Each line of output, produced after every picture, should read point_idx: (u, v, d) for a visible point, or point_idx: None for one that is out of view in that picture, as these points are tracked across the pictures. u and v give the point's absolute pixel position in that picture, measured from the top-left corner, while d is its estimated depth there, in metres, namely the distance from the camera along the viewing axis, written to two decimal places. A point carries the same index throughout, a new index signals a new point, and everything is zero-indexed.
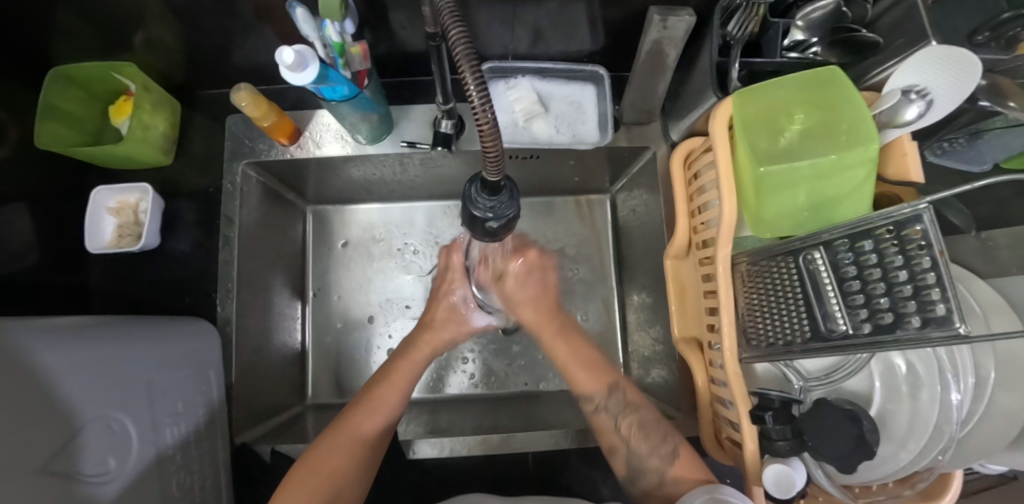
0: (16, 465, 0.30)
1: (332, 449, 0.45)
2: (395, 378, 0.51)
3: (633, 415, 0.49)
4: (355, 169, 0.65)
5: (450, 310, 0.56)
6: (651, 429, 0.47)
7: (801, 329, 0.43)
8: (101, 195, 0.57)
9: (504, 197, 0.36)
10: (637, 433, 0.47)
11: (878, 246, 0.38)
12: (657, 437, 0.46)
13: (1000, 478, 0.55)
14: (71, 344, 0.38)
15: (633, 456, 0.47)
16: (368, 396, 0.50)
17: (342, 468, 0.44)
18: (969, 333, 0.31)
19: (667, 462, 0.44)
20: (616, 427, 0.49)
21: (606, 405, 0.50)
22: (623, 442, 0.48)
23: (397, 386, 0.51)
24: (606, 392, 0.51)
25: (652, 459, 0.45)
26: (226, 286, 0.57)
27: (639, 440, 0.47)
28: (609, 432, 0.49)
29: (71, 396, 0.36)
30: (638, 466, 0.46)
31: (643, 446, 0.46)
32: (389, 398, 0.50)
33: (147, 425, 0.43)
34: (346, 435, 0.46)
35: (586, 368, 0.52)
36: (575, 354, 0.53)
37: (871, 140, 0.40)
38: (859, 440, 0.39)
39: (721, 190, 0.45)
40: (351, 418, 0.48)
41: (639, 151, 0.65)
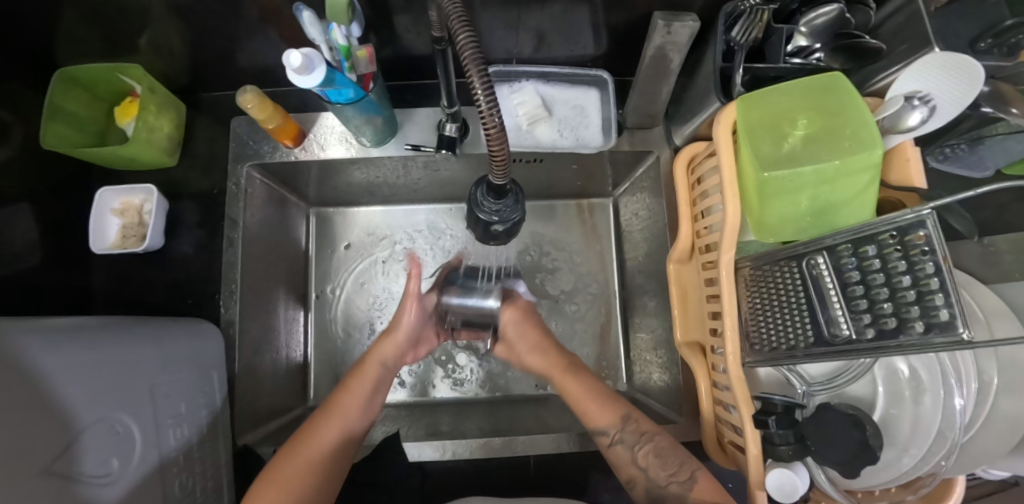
0: (19, 466, 0.30)
1: (293, 452, 0.47)
2: (356, 388, 0.53)
3: (649, 443, 0.50)
4: (359, 172, 0.65)
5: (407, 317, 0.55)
6: (667, 455, 0.49)
7: (804, 334, 0.43)
8: (106, 196, 0.57)
9: (508, 201, 0.36)
10: (656, 461, 0.49)
11: (881, 251, 0.38)
12: (673, 463, 0.48)
13: (1003, 484, 0.55)
14: (72, 345, 0.38)
15: (653, 485, 0.48)
16: (331, 401, 0.52)
17: (299, 469, 0.45)
18: (972, 338, 0.31)
19: (686, 487, 0.46)
20: (633, 457, 0.50)
21: (620, 438, 0.51)
22: (642, 470, 0.49)
23: (353, 394, 0.53)
24: (620, 424, 0.52)
25: (671, 485, 0.47)
26: (230, 287, 0.57)
27: (659, 466, 0.48)
28: (628, 465, 0.50)
29: (71, 398, 0.35)
30: (659, 495, 0.47)
31: (662, 475, 0.48)
32: (348, 404, 0.52)
33: (150, 426, 0.43)
34: (308, 437, 0.48)
35: (598, 404, 0.54)
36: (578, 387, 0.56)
37: (874, 146, 0.39)
38: (861, 445, 0.38)
39: (725, 195, 0.45)
40: (313, 424, 0.50)
41: (642, 154, 0.66)
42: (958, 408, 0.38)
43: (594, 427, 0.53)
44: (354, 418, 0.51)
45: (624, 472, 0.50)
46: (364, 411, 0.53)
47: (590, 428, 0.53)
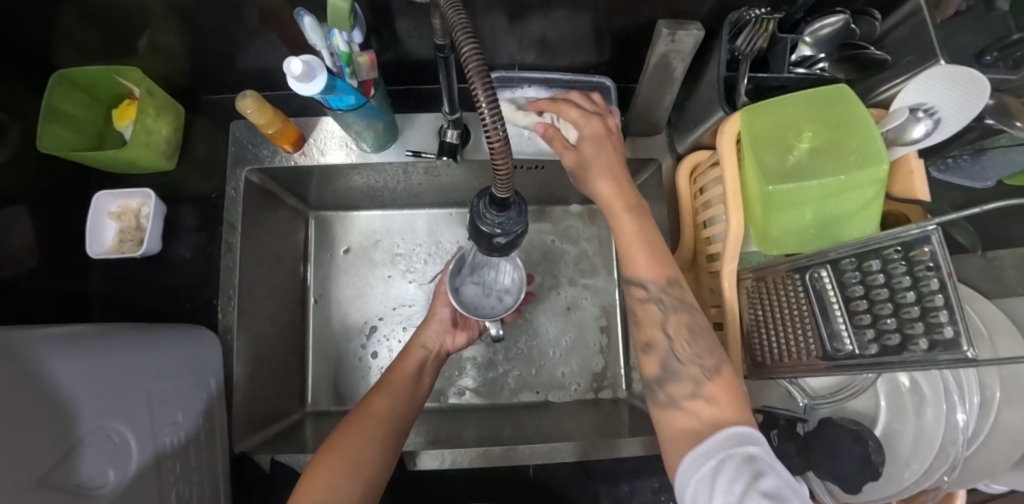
0: (16, 477, 0.29)
1: (351, 428, 0.48)
2: (402, 368, 0.56)
3: (687, 314, 0.44)
4: (359, 177, 0.64)
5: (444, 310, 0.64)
6: (699, 335, 0.43)
7: (806, 348, 0.43)
8: (104, 200, 0.57)
9: (511, 214, 0.35)
10: (684, 336, 0.44)
11: (885, 266, 0.38)
12: (705, 348, 0.43)
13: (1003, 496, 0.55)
14: (67, 353, 0.37)
15: (672, 357, 0.43)
16: (377, 384, 0.54)
17: (362, 437, 0.47)
18: (977, 357, 0.31)
19: (706, 373, 0.41)
20: (664, 320, 0.45)
21: (658, 297, 0.45)
22: (666, 339, 0.44)
23: (402, 373, 0.56)
24: (664, 284, 0.45)
25: (692, 365, 0.42)
26: (228, 293, 0.56)
27: (685, 342, 0.43)
28: (654, 325, 0.45)
29: (67, 408, 0.35)
30: (674, 369, 0.43)
31: (686, 352, 0.43)
32: (398, 381, 0.55)
33: (148, 434, 0.42)
34: (365, 411, 0.50)
35: (651, 255, 0.46)
36: (638, 234, 0.46)
37: (880, 160, 0.39)
38: (865, 460, 0.38)
39: (729, 207, 0.46)
40: (364, 403, 0.51)
41: (644, 162, 0.65)
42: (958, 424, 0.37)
43: (637, 275, 0.46)
44: (402, 398, 0.53)
45: (644, 333, 0.46)
46: (412, 395, 0.54)
47: (626, 277, 0.47)
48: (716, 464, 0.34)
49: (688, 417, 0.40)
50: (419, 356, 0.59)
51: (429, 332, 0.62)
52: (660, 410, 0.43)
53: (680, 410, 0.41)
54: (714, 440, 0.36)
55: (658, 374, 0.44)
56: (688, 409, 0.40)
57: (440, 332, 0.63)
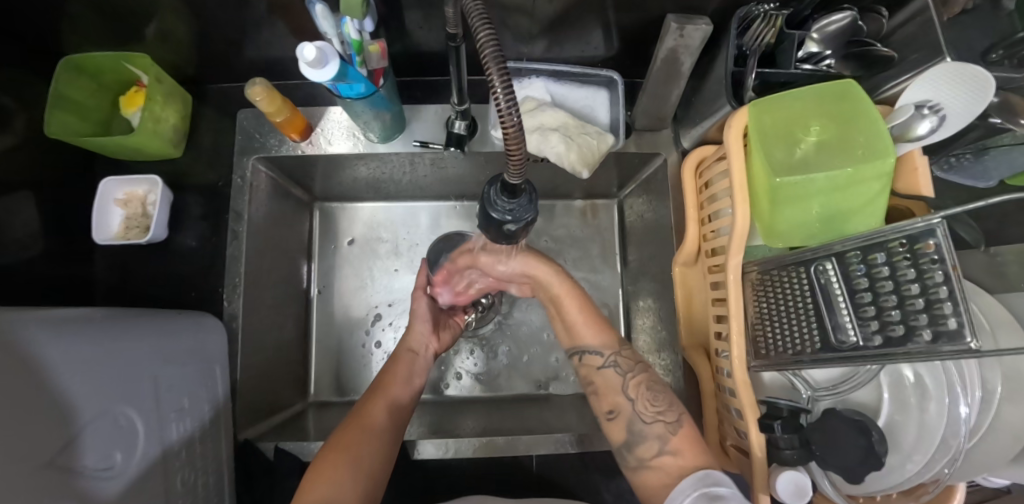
0: (21, 461, 0.29)
1: (355, 425, 0.48)
2: (397, 371, 0.56)
3: (641, 375, 0.50)
4: (364, 168, 0.64)
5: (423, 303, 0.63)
6: (658, 393, 0.49)
7: (811, 340, 0.43)
8: (110, 186, 0.57)
9: (522, 200, 0.36)
10: (645, 396, 0.49)
11: (890, 259, 0.38)
12: (664, 404, 0.48)
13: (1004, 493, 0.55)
14: (73, 337, 0.37)
15: (636, 419, 0.48)
16: (375, 385, 0.54)
17: (362, 436, 0.46)
18: (980, 348, 0.31)
19: (670, 429, 0.46)
20: (624, 385, 0.50)
21: (614, 362, 0.52)
22: (629, 400, 0.49)
23: (395, 377, 0.55)
24: (614, 348, 0.52)
25: (656, 423, 0.46)
26: (233, 281, 0.56)
27: (647, 402, 0.48)
28: (613, 391, 0.50)
29: (72, 391, 0.35)
30: (640, 430, 0.47)
31: (649, 412, 0.47)
32: (393, 384, 0.54)
33: (153, 418, 0.42)
34: (367, 410, 0.50)
35: (595, 323, 0.54)
36: (581, 309, 0.55)
37: (887, 153, 0.39)
38: (867, 451, 0.38)
39: (736, 201, 0.45)
40: (364, 403, 0.51)
41: (650, 156, 0.65)
42: (962, 417, 0.38)
43: (587, 344, 0.53)
44: (396, 398, 0.53)
45: (606, 401, 0.50)
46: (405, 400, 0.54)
47: (577, 345, 0.54)
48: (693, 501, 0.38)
49: (659, 473, 0.44)
50: (409, 360, 0.58)
51: (414, 335, 0.61)
52: (633, 472, 0.46)
53: (650, 469, 0.45)
54: (686, 481, 0.40)
55: (626, 439, 0.48)
56: (658, 466, 0.44)
57: (426, 336, 0.61)
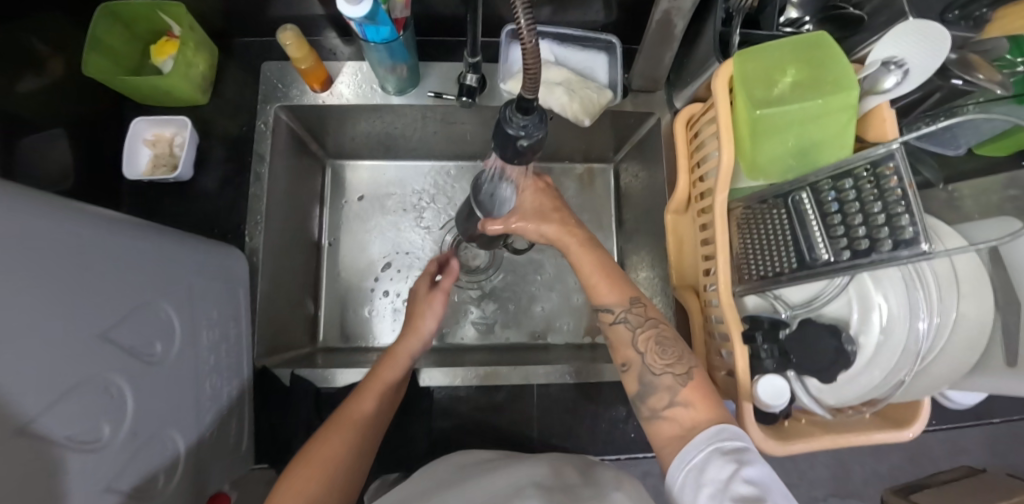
0: (78, 329, 0.32)
1: (333, 435, 0.46)
2: (398, 355, 0.54)
3: (652, 330, 0.50)
4: (375, 120, 0.68)
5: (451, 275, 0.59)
6: (668, 347, 0.48)
7: (788, 261, 0.48)
8: (139, 127, 0.61)
9: (535, 117, 0.40)
10: (654, 349, 0.49)
11: (856, 184, 0.44)
12: (673, 356, 0.48)
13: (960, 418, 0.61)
14: (129, 233, 0.41)
15: (646, 371, 0.48)
16: (365, 379, 0.52)
17: (338, 449, 0.45)
18: (931, 250, 0.37)
19: (679, 381, 0.46)
20: (635, 339, 0.50)
21: (625, 318, 0.51)
22: (639, 354, 0.49)
23: (394, 363, 0.53)
24: (627, 305, 0.51)
25: (664, 375, 0.47)
26: (255, 218, 0.60)
27: (656, 355, 0.48)
28: (626, 345, 0.50)
29: (126, 278, 0.38)
30: (649, 382, 0.47)
31: (658, 364, 0.48)
32: (387, 375, 0.52)
33: (187, 320, 0.46)
34: (349, 412, 0.48)
35: (610, 280, 0.53)
36: (597, 266, 0.54)
37: (853, 87, 0.44)
38: (837, 353, 0.44)
39: (721, 140, 0.50)
40: (347, 405, 0.49)
41: (644, 116, 0.70)
42: (921, 330, 0.42)
43: (603, 301, 0.52)
44: (390, 389, 0.52)
45: (620, 354, 0.51)
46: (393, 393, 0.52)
47: (595, 304, 0.53)
48: (705, 456, 0.39)
49: (671, 425, 0.44)
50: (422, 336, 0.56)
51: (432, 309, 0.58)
52: (645, 422, 0.47)
53: (663, 420, 0.45)
54: (703, 435, 0.41)
55: (638, 390, 0.48)
56: (670, 417, 0.45)
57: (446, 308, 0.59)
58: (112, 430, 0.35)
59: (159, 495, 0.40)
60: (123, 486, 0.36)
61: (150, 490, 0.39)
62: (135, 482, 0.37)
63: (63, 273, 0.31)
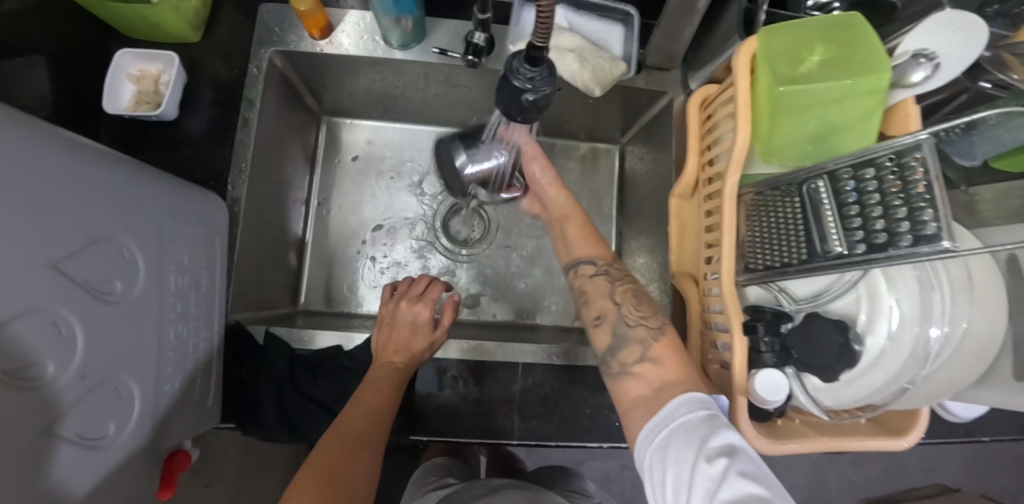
0: (26, 255, 0.29)
1: (327, 451, 0.43)
2: (381, 383, 0.51)
3: (629, 285, 0.51)
4: (375, 76, 0.65)
5: (432, 297, 0.61)
6: (643, 302, 0.49)
7: (798, 252, 0.45)
8: (124, 60, 0.57)
9: (544, 70, 0.37)
10: (631, 302, 0.49)
11: (878, 174, 0.40)
12: (648, 311, 0.48)
13: (950, 428, 0.60)
14: (93, 160, 0.37)
15: (621, 322, 0.48)
16: (353, 404, 0.49)
17: (336, 463, 0.42)
18: (955, 246, 0.34)
19: (652, 335, 0.46)
20: (612, 291, 0.50)
21: (605, 271, 0.52)
22: (615, 305, 0.49)
23: (381, 391, 0.50)
24: (608, 260, 0.52)
25: (638, 328, 0.46)
26: (239, 166, 0.57)
27: (632, 308, 0.48)
28: (603, 298, 0.50)
29: (88, 208, 0.35)
30: (622, 334, 0.47)
31: (633, 316, 0.47)
32: (376, 400, 0.50)
33: (153, 264, 0.43)
34: (342, 432, 0.46)
35: (590, 236, 0.55)
36: (582, 227, 0.56)
37: (884, 70, 0.41)
38: (844, 349, 0.41)
39: (737, 119, 0.47)
40: (340, 426, 0.46)
41: (656, 95, 0.67)
42: (932, 337, 0.41)
43: (584, 255, 0.53)
44: (383, 413, 0.49)
45: (594, 308, 0.50)
46: (387, 419, 0.49)
47: (576, 258, 0.54)
48: (668, 433, 0.38)
49: (639, 381, 0.44)
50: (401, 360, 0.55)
51: (405, 326, 0.58)
52: (612, 378, 0.46)
53: (632, 375, 0.45)
54: (669, 406, 0.39)
55: (610, 345, 0.47)
56: (639, 373, 0.44)
57: (420, 324, 0.58)
58: (56, 370, 0.32)
59: (110, 443, 0.38)
60: (67, 433, 0.33)
61: (98, 437, 0.37)
62: (81, 427, 0.35)
63: (12, 187, 0.28)
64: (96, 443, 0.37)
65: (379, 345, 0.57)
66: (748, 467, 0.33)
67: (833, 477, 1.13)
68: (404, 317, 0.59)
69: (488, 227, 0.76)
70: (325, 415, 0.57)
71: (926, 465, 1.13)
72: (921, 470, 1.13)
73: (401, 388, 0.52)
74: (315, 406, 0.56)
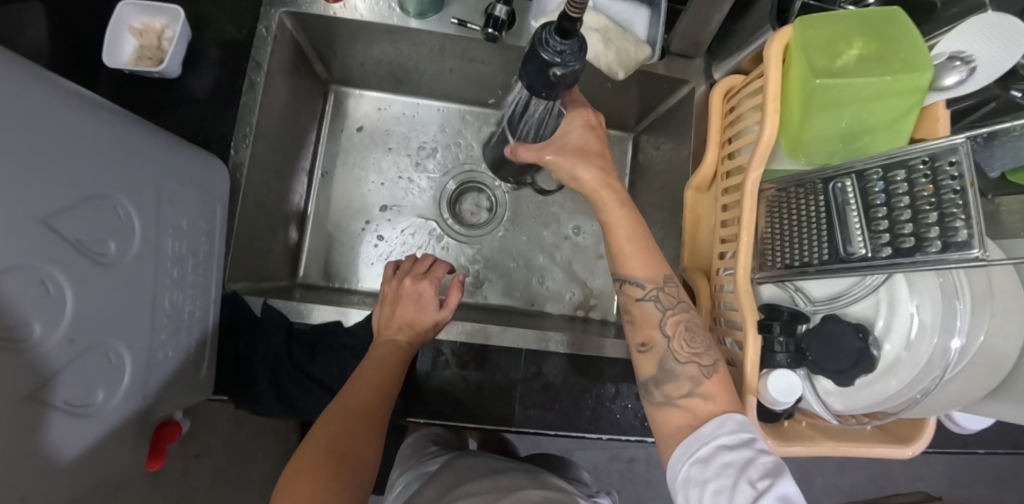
0: (15, 206, 0.28)
1: (331, 425, 0.43)
2: (385, 359, 0.50)
3: (682, 313, 0.45)
4: (390, 46, 0.63)
5: (437, 273, 0.59)
6: (696, 334, 0.44)
7: (819, 252, 0.43)
8: (126, 11, 0.54)
9: (576, 44, 0.35)
10: (683, 335, 0.44)
11: (909, 177, 0.38)
12: (701, 345, 0.44)
13: (948, 437, 0.60)
14: (89, 112, 0.35)
15: (669, 356, 0.44)
16: (355, 379, 0.48)
17: (340, 437, 0.42)
18: (987, 256, 0.32)
19: (704, 372, 0.42)
20: (662, 320, 0.45)
21: (655, 296, 0.45)
22: (665, 338, 0.45)
23: (382, 368, 0.49)
24: (659, 283, 0.46)
25: (689, 364, 0.43)
26: (244, 130, 0.55)
27: (684, 342, 0.44)
28: (650, 325, 0.46)
29: (82, 161, 0.33)
30: (671, 369, 0.44)
31: (685, 352, 0.43)
32: (378, 377, 0.49)
33: (150, 227, 0.41)
34: (346, 407, 0.45)
35: (645, 252, 0.46)
36: (632, 235, 0.46)
37: (925, 70, 0.40)
38: (860, 353, 0.41)
39: (766, 110, 0.45)
40: (343, 401, 0.46)
41: (678, 84, 0.65)
42: (952, 347, 0.39)
43: (632, 274, 0.46)
44: (386, 391, 0.48)
45: (640, 333, 0.46)
46: (392, 395, 0.48)
47: (620, 275, 0.47)
48: (710, 450, 0.38)
49: (685, 414, 0.42)
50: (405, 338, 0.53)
51: (409, 305, 0.56)
52: (654, 408, 0.44)
53: (676, 408, 0.43)
54: (709, 426, 0.39)
55: (655, 374, 0.44)
56: (686, 407, 0.42)
57: (425, 302, 0.56)
58: (44, 331, 0.30)
59: (98, 411, 0.36)
60: (54, 399, 0.32)
61: (87, 405, 0.35)
62: (69, 393, 0.33)
63: (1, 131, 0.26)
64: (84, 410, 0.35)
65: (381, 321, 0.55)
66: (787, 489, 0.34)
67: (818, 479, 1.14)
68: (407, 294, 0.57)
69: (496, 210, 0.74)
70: (321, 392, 0.55)
71: (911, 472, 1.14)
72: (904, 477, 1.14)
73: (405, 367, 0.51)
74: (311, 382, 0.55)
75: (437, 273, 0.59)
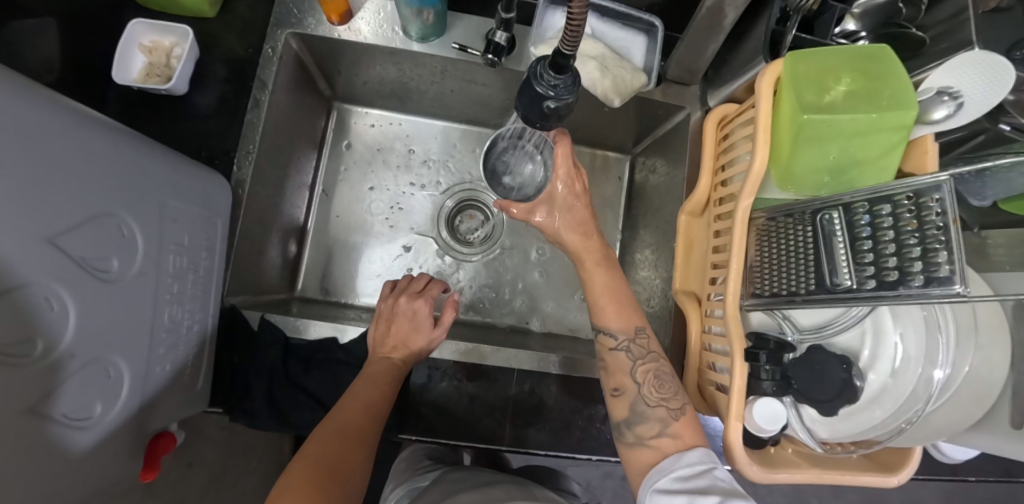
0: (24, 226, 0.29)
1: (326, 440, 0.44)
2: (377, 377, 0.51)
3: (653, 363, 0.49)
4: (393, 67, 0.64)
5: (431, 285, 0.62)
6: (665, 381, 0.48)
7: (806, 281, 0.44)
8: (137, 29, 0.56)
9: (569, 78, 0.36)
10: (653, 381, 0.48)
11: (894, 211, 0.39)
12: (669, 391, 0.47)
13: (937, 465, 0.60)
14: (99, 133, 0.36)
15: (641, 400, 0.47)
16: (348, 396, 0.49)
17: (336, 454, 0.43)
18: (968, 292, 0.33)
19: (672, 414, 0.46)
20: (634, 368, 0.49)
21: (627, 346, 0.50)
22: (637, 384, 0.48)
23: (375, 387, 0.50)
24: (632, 334, 0.50)
25: (659, 408, 0.46)
26: (247, 148, 0.56)
27: (653, 387, 0.47)
28: (623, 372, 0.49)
29: (90, 183, 0.34)
30: (642, 411, 0.47)
31: (655, 396, 0.47)
32: (370, 394, 0.49)
33: (153, 242, 0.42)
34: (339, 424, 0.45)
35: (619, 307, 0.52)
36: (610, 290, 0.53)
37: (911, 106, 0.41)
38: (845, 384, 0.42)
39: (757, 141, 0.46)
40: (335, 417, 0.46)
41: (673, 109, 0.66)
42: (935, 379, 0.40)
43: (607, 325, 0.51)
44: (377, 408, 0.48)
45: (614, 378, 0.50)
46: (382, 413, 0.48)
47: (597, 325, 0.52)
48: (669, 480, 0.41)
49: (655, 453, 0.44)
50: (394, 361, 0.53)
51: (403, 321, 0.57)
52: (628, 447, 0.47)
53: (648, 447, 0.45)
54: (669, 460, 0.43)
55: (627, 416, 0.47)
56: (656, 446, 0.45)
57: (419, 316, 0.58)
58: (45, 347, 0.31)
59: (95, 424, 0.37)
60: (55, 413, 0.33)
61: (86, 418, 0.36)
62: (68, 406, 0.34)
63: (11, 155, 0.27)
64: (82, 423, 0.36)
65: (376, 338, 0.56)
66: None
67: (812, 500, 1.13)
68: (402, 312, 0.58)
69: (492, 229, 0.75)
70: (315, 407, 0.56)
71: (907, 494, 1.14)
72: (900, 499, 1.13)
73: (398, 386, 0.51)
74: (305, 396, 0.56)
75: (430, 291, 0.61)
